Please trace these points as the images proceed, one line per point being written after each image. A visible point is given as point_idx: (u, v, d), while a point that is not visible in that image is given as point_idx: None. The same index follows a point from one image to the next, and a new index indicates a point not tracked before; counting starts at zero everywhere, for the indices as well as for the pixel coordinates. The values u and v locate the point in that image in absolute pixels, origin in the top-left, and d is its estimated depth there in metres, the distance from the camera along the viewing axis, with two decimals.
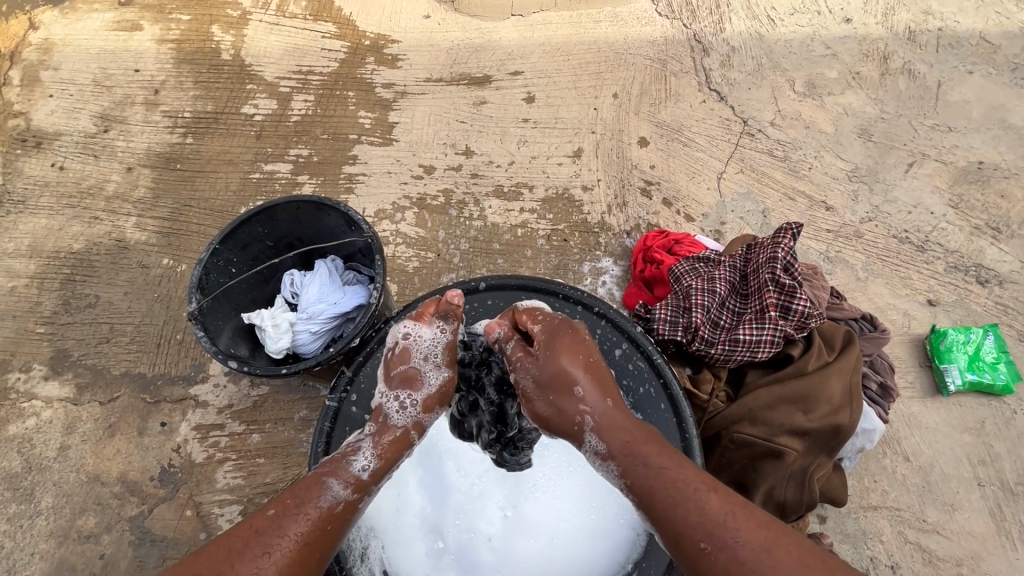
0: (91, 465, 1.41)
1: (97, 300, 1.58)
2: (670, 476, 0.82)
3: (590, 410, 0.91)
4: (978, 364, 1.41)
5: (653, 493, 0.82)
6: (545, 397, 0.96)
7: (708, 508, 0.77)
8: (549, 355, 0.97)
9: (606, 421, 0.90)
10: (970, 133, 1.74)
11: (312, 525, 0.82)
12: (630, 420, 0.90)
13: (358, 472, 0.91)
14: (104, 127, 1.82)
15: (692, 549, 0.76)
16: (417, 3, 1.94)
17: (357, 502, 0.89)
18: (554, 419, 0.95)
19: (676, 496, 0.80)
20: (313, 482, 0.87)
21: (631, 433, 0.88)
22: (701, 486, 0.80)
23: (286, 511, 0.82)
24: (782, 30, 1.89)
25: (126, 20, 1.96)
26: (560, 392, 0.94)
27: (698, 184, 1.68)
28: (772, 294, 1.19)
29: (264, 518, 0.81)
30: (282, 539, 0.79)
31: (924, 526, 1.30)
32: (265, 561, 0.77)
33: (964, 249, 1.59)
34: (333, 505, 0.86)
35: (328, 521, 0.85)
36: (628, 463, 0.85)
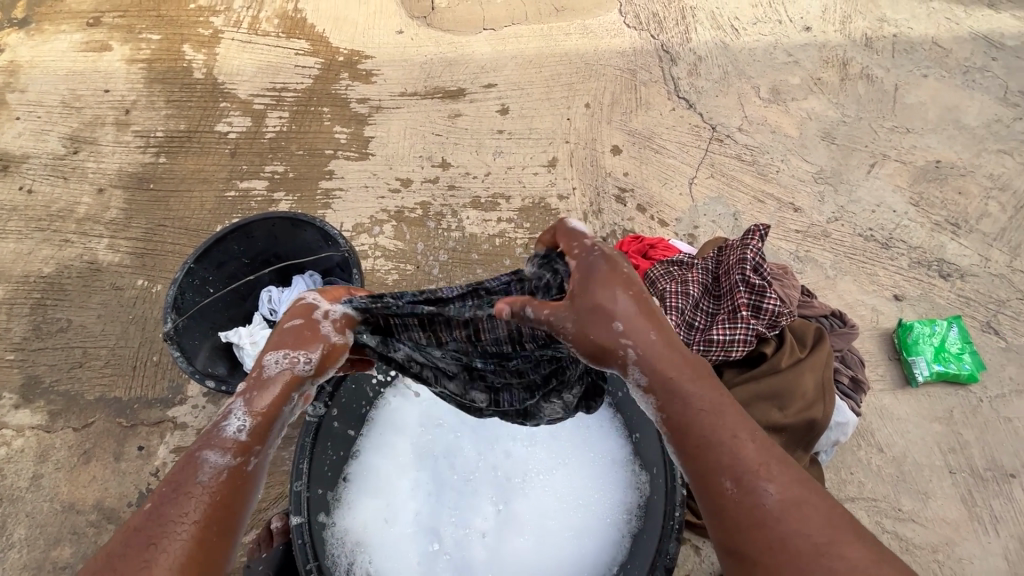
0: (66, 493, 1.37)
1: (69, 324, 1.55)
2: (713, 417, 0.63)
3: (636, 344, 0.65)
4: (944, 355, 1.46)
5: (689, 429, 0.63)
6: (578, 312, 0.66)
7: (746, 453, 0.61)
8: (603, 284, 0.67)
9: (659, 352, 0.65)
10: (927, 134, 1.82)
11: (201, 501, 0.62)
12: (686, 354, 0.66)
13: (231, 435, 0.67)
14: (74, 148, 1.79)
15: (716, 493, 0.61)
16: (389, 19, 1.96)
17: (248, 466, 0.66)
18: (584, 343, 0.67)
19: (715, 437, 0.62)
20: (186, 459, 0.65)
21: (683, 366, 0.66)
22: (743, 432, 0.62)
23: (160, 497, 0.62)
24: (746, 39, 1.95)
25: (95, 40, 1.94)
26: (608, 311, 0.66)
27: (671, 190, 1.72)
28: (743, 295, 1.22)
29: (139, 514, 0.60)
30: (172, 525, 0.59)
31: (900, 515, 1.33)
32: (152, 554, 0.57)
33: (925, 245, 1.65)
34: (217, 477, 0.64)
35: (223, 492, 0.63)
36: (669, 401, 0.64)
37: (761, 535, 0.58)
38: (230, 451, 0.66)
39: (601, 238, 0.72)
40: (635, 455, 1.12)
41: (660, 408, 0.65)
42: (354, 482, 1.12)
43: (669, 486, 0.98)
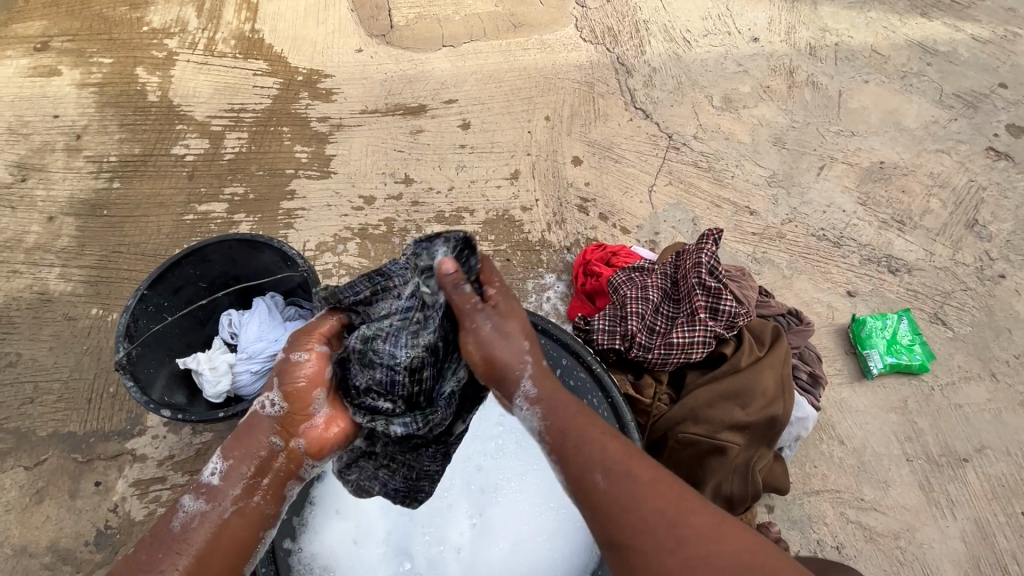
0: (17, 536, 1.31)
1: (18, 358, 1.49)
2: (577, 427, 0.77)
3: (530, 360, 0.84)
4: (896, 347, 1.52)
5: (567, 432, 0.77)
6: (499, 326, 0.86)
7: (611, 447, 0.74)
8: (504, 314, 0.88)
9: (545, 369, 0.85)
10: (871, 137, 1.91)
11: (178, 545, 0.77)
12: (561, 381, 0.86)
13: (208, 480, 0.82)
14: (21, 176, 1.74)
15: (587, 484, 0.72)
16: (348, 38, 1.96)
17: (225, 512, 0.81)
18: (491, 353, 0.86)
19: (581, 442, 0.75)
20: (167, 510, 0.80)
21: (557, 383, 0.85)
22: (604, 438, 0.75)
23: (144, 544, 0.78)
24: (697, 50, 2.02)
25: (43, 65, 1.89)
26: (511, 324, 0.87)
27: (631, 198, 1.76)
28: (700, 298, 1.26)
29: (131, 559, 0.76)
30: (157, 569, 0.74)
31: (863, 505, 1.37)
32: None
33: (874, 242, 1.73)
34: (188, 523, 0.79)
35: (200, 536, 0.78)
36: (547, 415, 0.79)
37: (632, 519, 0.67)
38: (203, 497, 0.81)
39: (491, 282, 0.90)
40: None
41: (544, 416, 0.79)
42: (318, 505, 1.09)
43: None
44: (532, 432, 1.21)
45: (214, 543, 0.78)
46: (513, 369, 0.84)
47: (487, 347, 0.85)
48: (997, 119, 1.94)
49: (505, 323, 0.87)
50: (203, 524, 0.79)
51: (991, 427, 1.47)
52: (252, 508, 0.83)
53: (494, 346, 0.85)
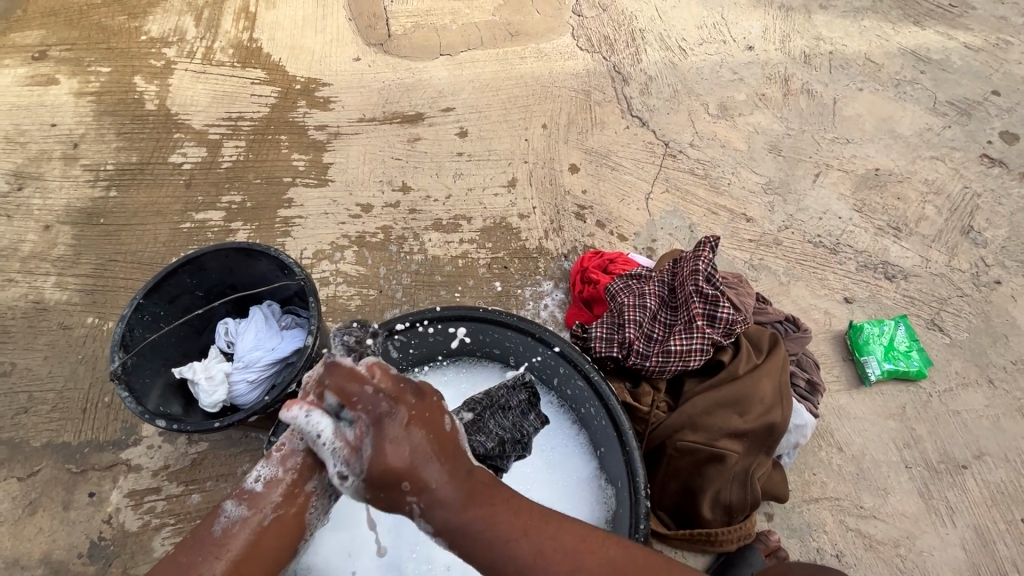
0: (9, 548, 1.29)
1: (13, 368, 1.48)
2: (475, 522, 0.75)
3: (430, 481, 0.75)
4: (894, 353, 1.52)
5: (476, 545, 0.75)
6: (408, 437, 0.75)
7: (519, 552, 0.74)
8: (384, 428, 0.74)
9: (435, 460, 0.76)
10: (866, 144, 1.92)
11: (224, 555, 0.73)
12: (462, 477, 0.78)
13: (250, 485, 0.78)
14: (18, 184, 1.74)
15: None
16: (346, 47, 1.97)
17: (266, 519, 0.76)
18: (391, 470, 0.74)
19: (489, 548, 0.74)
20: (212, 510, 0.77)
21: (450, 466, 0.77)
22: (516, 530, 0.75)
23: (187, 545, 0.74)
24: (693, 59, 2.04)
25: (40, 74, 1.90)
26: (400, 418, 0.75)
27: (629, 205, 1.76)
28: (697, 305, 1.26)
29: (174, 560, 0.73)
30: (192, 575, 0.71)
31: (862, 513, 1.37)
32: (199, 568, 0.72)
33: (870, 249, 1.73)
34: (228, 528, 0.75)
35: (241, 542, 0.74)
36: (455, 530, 0.75)
37: None
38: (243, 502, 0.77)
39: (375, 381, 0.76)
40: (600, 472, 1.15)
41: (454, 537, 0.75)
42: None
43: (633, 499, 1.00)
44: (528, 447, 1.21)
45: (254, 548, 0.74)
46: (406, 480, 0.74)
47: (374, 466, 0.74)
48: (990, 126, 1.95)
49: (384, 426, 0.74)
50: (242, 531, 0.75)
51: (989, 433, 1.47)
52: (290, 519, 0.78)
53: (384, 462, 0.73)
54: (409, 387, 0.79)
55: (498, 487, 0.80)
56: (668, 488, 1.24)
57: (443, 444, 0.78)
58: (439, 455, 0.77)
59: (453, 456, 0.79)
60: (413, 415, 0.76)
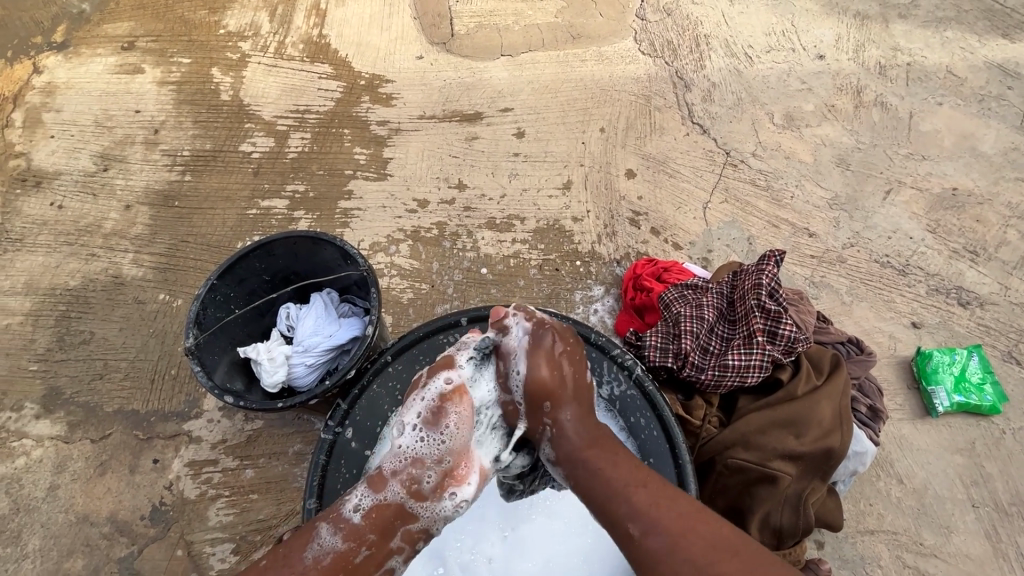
0: (80, 504, 1.38)
1: (91, 337, 1.59)
2: (596, 458, 0.89)
3: (564, 414, 0.93)
4: (965, 386, 1.44)
5: (592, 489, 0.86)
6: (564, 355, 0.97)
7: (635, 499, 0.82)
8: (534, 351, 0.96)
9: (568, 400, 0.94)
10: (943, 161, 1.82)
11: None
12: (594, 426, 0.94)
13: (347, 514, 0.87)
14: (104, 165, 1.85)
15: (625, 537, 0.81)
16: (409, 45, 2.02)
17: (356, 557, 0.85)
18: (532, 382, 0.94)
19: (611, 490, 0.84)
20: (307, 532, 0.86)
21: (578, 409, 0.94)
22: (633, 482, 0.85)
23: (277, 561, 0.83)
24: (760, 66, 1.98)
25: (128, 64, 2.02)
26: (560, 346, 0.97)
27: (685, 214, 1.73)
28: (758, 320, 1.23)
29: (258, 569, 0.83)
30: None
31: (921, 550, 1.30)
32: None
33: (944, 272, 1.64)
34: (319, 557, 0.83)
35: (327, 572, 0.82)
36: (575, 464, 0.89)
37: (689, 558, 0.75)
38: (340, 533, 0.85)
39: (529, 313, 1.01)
40: None
41: (573, 473, 0.90)
42: None
43: None
44: None
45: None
46: (548, 401, 0.93)
47: (527, 381, 0.94)
48: None
49: (540, 344, 0.96)
50: (330, 561, 0.83)
51: None
52: (372, 559, 0.87)
53: (535, 381, 0.93)
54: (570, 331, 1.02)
55: (617, 445, 0.92)
56: (714, 505, 1.21)
57: (579, 389, 0.96)
58: (580, 398, 0.95)
59: (588, 404, 0.96)
60: (563, 350, 0.97)
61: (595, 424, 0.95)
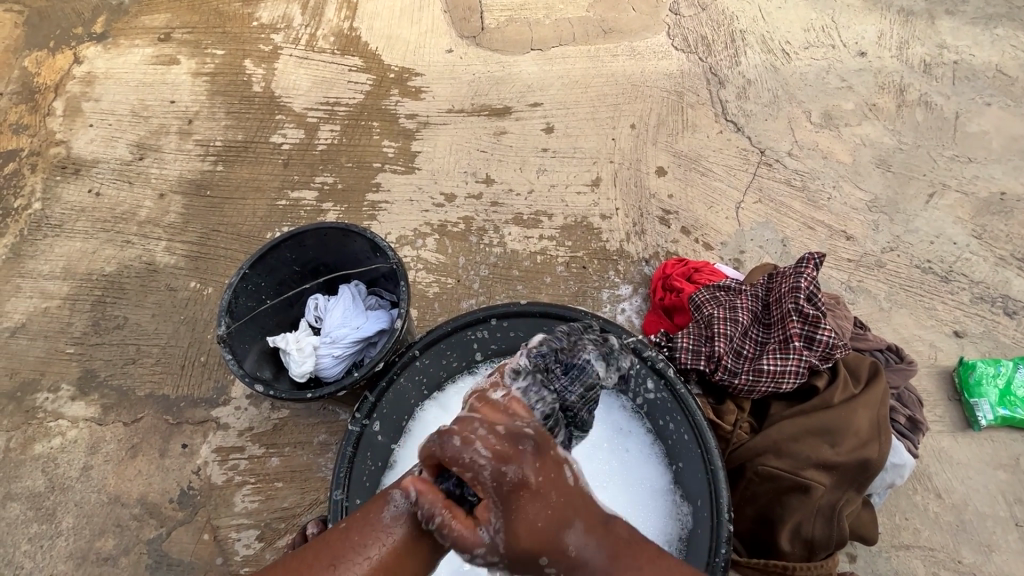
0: (112, 485, 1.42)
1: (125, 322, 1.62)
2: None
3: (577, 549, 0.63)
4: (1010, 399, 1.38)
5: None
6: (541, 495, 0.64)
7: None
8: (498, 513, 0.62)
9: (568, 524, 0.64)
10: (990, 164, 1.74)
11: (380, 542, 0.65)
12: (612, 539, 0.65)
13: (418, 477, 0.71)
14: (140, 155, 1.89)
15: None
16: (439, 38, 2.01)
17: (431, 520, 0.67)
18: (525, 537, 0.62)
19: None
20: (380, 495, 0.69)
21: (585, 523, 0.65)
22: None
23: (355, 522, 0.68)
24: (798, 63, 1.92)
25: (164, 55, 2.05)
26: (532, 483, 0.63)
27: (717, 213, 1.69)
28: (795, 325, 1.20)
29: (334, 531, 0.67)
30: (353, 551, 0.64)
31: (960, 568, 1.25)
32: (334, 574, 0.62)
33: (989, 280, 1.57)
34: (397, 520, 0.66)
35: (404, 535, 0.65)
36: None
37: None
38: (415, 495, 0.67)
39: (470, 435, 0.65)
40: (675, 485, 1.08)
41: None
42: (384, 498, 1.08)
43: (716, 521, 1.00)
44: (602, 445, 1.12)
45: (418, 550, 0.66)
46: (547, 553, 0.63)
47: (507, 542, 0.62)
48: None
49: (506, 498, 0.62)
50: (407, 525, 0.66)
51: None
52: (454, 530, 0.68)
53: (522, 532, 0.62)
54: (525, 444, 0.65)
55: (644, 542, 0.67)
56: (743, 512, 1.18)
57: (576, 502, 0.66)
58: (578, 518, 0.64)
59: (586, 509, 0.66)
60: (537, 474, 0.64)
61: (605, 527, 0.66)
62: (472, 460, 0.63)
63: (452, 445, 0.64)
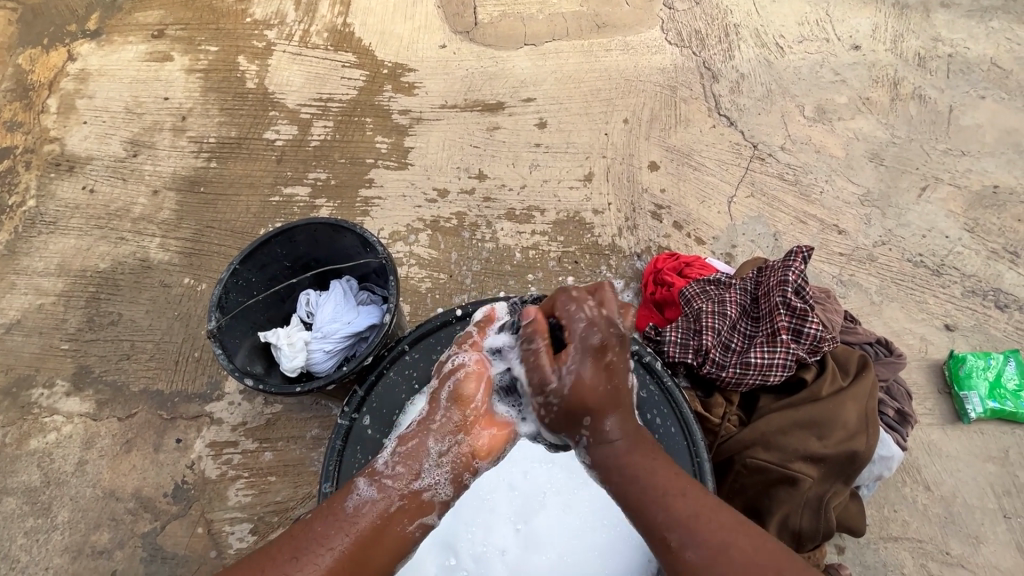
0: (107, 480, 1.43)
1: (119, 318, 1.63)
2: (639, 466, 0.83)
3: (607, 422, 0.85)
4: (1000, 392, 1.38)
5: (630, 495, 0.81)
6: (602, 377, 0.86)
7: (680, 508, 0.78)
8: (578, 365, 0.85)
9: (612, 406, 0.86)
10: (984, 158, 1.74)
11: (344, 530, 0.82)
12: (632, 429, 0.87)
13: (380, 468, 0.90)
14: (134, 152, 1.89)
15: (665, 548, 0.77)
16: (433, 33, 2.00)
17: (391, 506, 0.86)
18: (579, 388, 0.85)
19: (652, 497, 0.80)
20: (346, 488, 0.88)
21: (622, 417, 0.87)
22: (676, 490, 0.80)
23: (320, 513, 0.84)
24: (791, 57, 1.91)
25: (158, 51, 2.06)
26: (607, 358, 0.86)
27: (709, 208, 1.69)
28: (783, 318, 1.20)
29: (300, 525, 0.82)
30: (318, 537, 0.80)
31: (948, 559, 1.26)
32: (293, 565, 0.77)
33: (981, 273, 1.58)
34: (358, 505, 0.85)
35: (366, 523, 0.83)
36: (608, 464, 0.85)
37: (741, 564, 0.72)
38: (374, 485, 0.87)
39: (597, 310, 0.88)
40: None
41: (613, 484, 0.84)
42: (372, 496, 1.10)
43: None
44: None
45: (379, 533, 0.84)
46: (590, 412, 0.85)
47: (571, 390, 0.85)
48: None
49: (590, 357, 0.85)
50: (371, 512, 0.85)
51: None
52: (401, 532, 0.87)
53: (582, 388, 0.85)
54: (615, 331, 0.87)
55: (655, 446, 0.88)
56: (731, 505, 1.19)
57: (622, 396, 0.88)
58: (619, 402, 0.87)
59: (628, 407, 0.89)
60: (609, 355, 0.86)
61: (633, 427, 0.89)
62: (566, 336, 0.87)
63: (579, 304, 0.89)
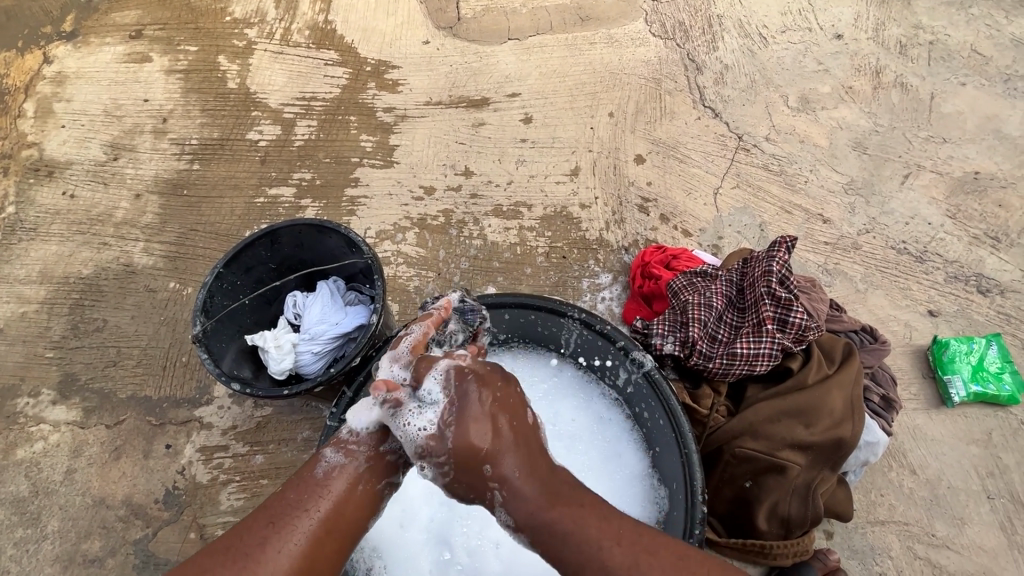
0: (96, 487, 1.42)
1: (104, 324, 1.61)
2: (560, 520, 0.79)
3: (504, 477, 0.81)
4: (982, 375, 1.41)
5: (564, 558, 0.78)
6: (491, 426, 0.82)
7: (614, 562, 0.76)
8: (461, 419, 0.82)
9: (511, 454, 0.82)
10: (965, 144, 1.76)
11: (315, 494, 0.83)
12: (542, 481, 0.82)
13: (346, 435, 0.90)
14: (114, 155, 1.87)
15: None
16: (415, 29, 1.99)
17: (360, 466, 0.87)
18: (468, 450, 0.81)
19: (585, 556, 0.77)
20: (313, 458, 0.88)
21: (529, 463, 0.83)
22: (608, 539, 0.78)
23: (291, 484, 0.85)
24: (774, 47, 1.92)
25: (136, 52, 2.02)
26: (487, 398, 0.84)
27: (695, 200, 1.70)
28: (768, 308, 1.21)
29: (271, 495, 0.84)
30: (292, 503, 0.82)
31: (933, 541, 1.29)
32: (270, 530, 0.79)
33: (963, 259, 1.60)
34: (328, 470, 0.86)
35: (338, 484, 0.84)
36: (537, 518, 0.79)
37: None
38: (342, 451, 0.88)
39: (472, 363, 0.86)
40: (653, 470, 1.10)
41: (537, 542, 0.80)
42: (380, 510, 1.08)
43: (689, 503, 1.00)
44: (578, 435, 1.17)
45: (349, 492, 0.84)
46: (487, 463, 0.81)
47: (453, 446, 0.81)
48: None
49: (468, 410, 0.82)
50: (341, 474, 0.85)
51: None
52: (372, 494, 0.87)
53: (467, 438, 0.81)
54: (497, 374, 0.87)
55: (574, 492, 0.83)
56: (721, 495, 1.20)
57: (524, 438, 0.85)
58: (521, 447, 0.83)
59: (536, 450, 0.86)
60: (503, 415, 0.84)
61: (547, 471, 0.84)
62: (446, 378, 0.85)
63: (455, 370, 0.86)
